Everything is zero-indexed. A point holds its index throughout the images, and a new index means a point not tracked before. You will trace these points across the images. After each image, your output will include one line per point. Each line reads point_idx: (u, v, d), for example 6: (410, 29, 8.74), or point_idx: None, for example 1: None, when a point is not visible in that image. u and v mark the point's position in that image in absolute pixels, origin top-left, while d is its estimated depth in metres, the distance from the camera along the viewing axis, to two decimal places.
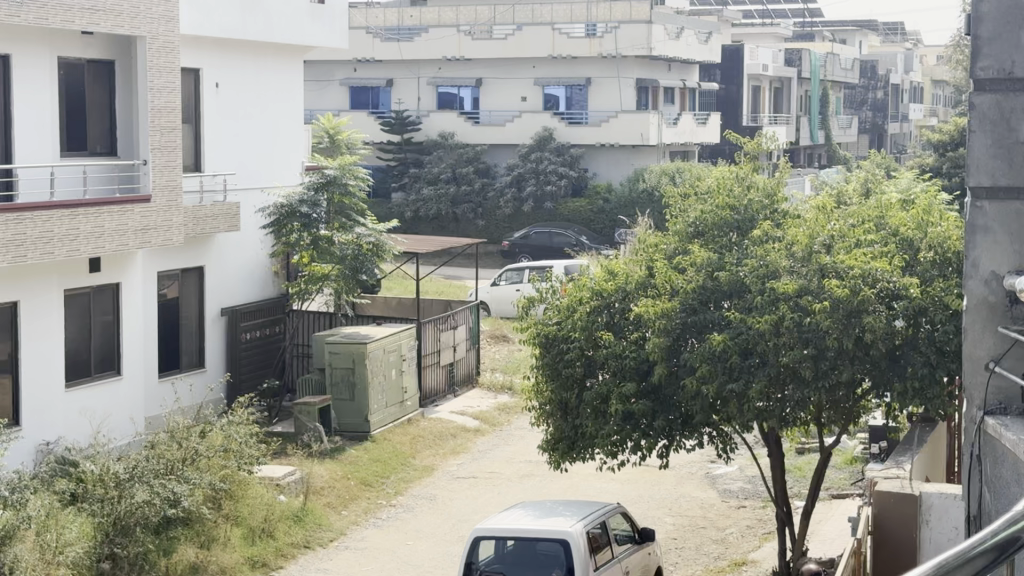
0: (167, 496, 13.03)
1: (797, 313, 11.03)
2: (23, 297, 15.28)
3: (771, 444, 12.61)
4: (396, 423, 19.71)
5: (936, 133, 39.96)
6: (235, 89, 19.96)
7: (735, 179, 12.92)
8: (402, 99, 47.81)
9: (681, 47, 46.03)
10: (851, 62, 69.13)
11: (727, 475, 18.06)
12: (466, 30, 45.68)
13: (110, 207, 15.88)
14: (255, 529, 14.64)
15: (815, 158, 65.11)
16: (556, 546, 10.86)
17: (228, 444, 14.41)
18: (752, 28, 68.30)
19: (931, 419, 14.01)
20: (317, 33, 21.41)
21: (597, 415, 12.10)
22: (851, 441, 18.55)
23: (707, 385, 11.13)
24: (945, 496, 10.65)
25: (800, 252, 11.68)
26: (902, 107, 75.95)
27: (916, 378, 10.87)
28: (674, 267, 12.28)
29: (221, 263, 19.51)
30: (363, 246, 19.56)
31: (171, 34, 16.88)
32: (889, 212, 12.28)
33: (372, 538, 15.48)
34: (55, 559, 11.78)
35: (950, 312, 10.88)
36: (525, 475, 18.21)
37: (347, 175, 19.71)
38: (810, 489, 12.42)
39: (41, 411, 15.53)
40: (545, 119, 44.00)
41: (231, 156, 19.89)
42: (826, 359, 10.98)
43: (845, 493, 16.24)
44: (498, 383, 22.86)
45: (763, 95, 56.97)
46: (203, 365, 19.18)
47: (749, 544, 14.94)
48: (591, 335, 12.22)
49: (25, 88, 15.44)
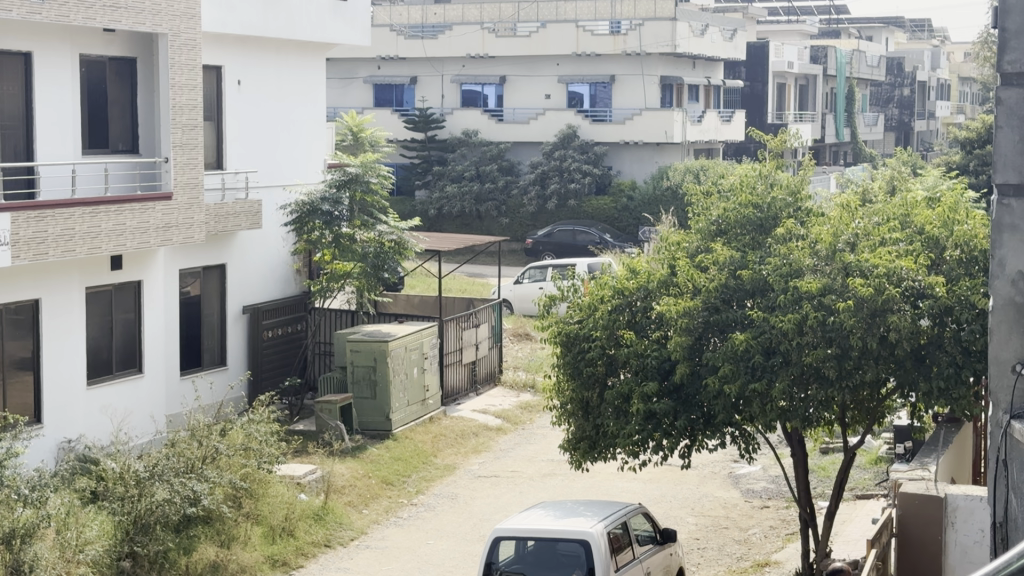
0: (187, 495, 12.88)
1: (821, 313, 10.91)
2: (45, 293, 15.24)
3: (794, 444, 12.49)
4: (418, 421, 19.63)
5: (963, 130, 39.68)
6: (257, 87, 19.94)
7: (758, 176, 12.71)
8: (426, 96, 47.75)
9: (706, 44, 45.79)
10: (877, 59, 68.74)
11: (750, 474, 17.94)
12: (490, 28, 45.61)
13: (131, 205, 15.85)
14: (276, 528, 14.62)
15: (840, 155, 64.79)
16: (576, 546, 10.75)
17: (249, 442, 14.41)
18: (777, 25, 68.12)
19: (956, 419, 13.85)
20: (340, 30, 21.34)
21: (618, 414, 12.00)
22: (876, 440, 18.38)
23: (729, 385, 11.04)
24: (971, 498, 10.54)
25: (824, 251, 11.53)
26: (928, 104, 75.53)
27: (941, 377, 10.74)
28: (696, 265, 12.17)
29: (243, 261, 19.49)
30: (384, 244, 19.47)
31: (192, 32, 16.81)
32: (914, 210, 12.14)
33: (393, 537, 15.42)
34: (74, 557, 11.75)
35: (977, 312, 10.73)
36: (548, 474, 18.13)
37: (370, 173, 19.63)
38: (833, 490, 12.28)
39: (63, 410, 15.55)
40: (569, 117, 43.88)
41: (253, 153, 19.85)
42: (849, 358, 10.87)
43: (869, 493, 16.10)
44: (520, 381, 22.78)
45: (788, 92, 56.71)
46: (225, 363, 19.17)
47: (772, 545, 14.82)
48: (612, 334, 12.13)
49: (48, 86, 15.44)
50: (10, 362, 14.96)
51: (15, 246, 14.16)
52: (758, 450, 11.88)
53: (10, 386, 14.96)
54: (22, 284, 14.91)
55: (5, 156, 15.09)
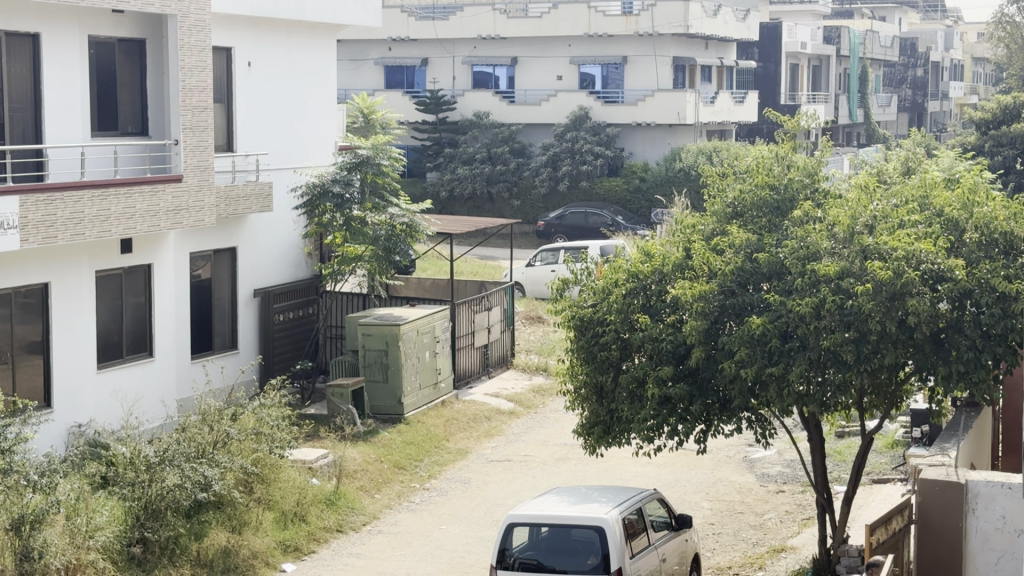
0: (199, 480, 12.85)
1: (839, 296, 10.75)
2: (55, 278, 15.14)
3: (811, 430, 12.32)
4: (430, 405, 19.48)
5: (979, 111, 39.29)
6: (268, 69, 19.81)
7: (774, 158, 12.51)
8: (437, 79, 47.54)
9: (719, 25, 45.55)
10: (891, 39, 68.38)
11: (765, 459, 17.84)
12: (501, 8, 45.29)
13: (141, 188, 15.74)
14: (287, 513, 14.47)
15: (853, 136, 64.53)
16: (590, 533, 10.60)
17: (260, 427, 14.30)
18: (790, 6, 67.80)
19: (975, 403, 13.62)
20: (351, 10, 21.16)
21: (632, 399, 11.88)
22: (893, 424, 18.25)
23: (746, 369, 10.88)
24: (993, 484, 9.98)
25: (842, 233, 11.35)
26: (941, 85, 75.28)
27: (961, 361, 10.62)
28: (712, 247, 12.01)
29: (254, 243, 19.36)
30: (395, 226, 19.32)
31: (202, 13, 16.66)
32: (933, 191, 12.01)
33: (405, 523, 15.32)
34: (85, 543, 11.70)
35: (997, 295, 10.65)
36: (561, 459, 18.02)
37: (380, 155, 19.52)
38: (850, 475, 12.12)
39: (74, 394, 15.48)
40: (580, 99, 43.78)
41: (263, 135, 19.71)
42: (868, 342, 10.72)
43: (887, 477, 15.96)
44: (533, 364, 22.68)
45: (802, 72, 56.38)
46: (235, 347, 19.06)
47: (788, 530, 14.69)
48: (626, 318, 11.92)
49: (58, 67, 15.30)
50: (20, 346, 14.86)
51: (25, 229, 14.03)
52: (775, 435, 11.72)
53: (21, 369, 14.87)
54: (32, 269, 14.81)
55: (14, 139, 14.98)
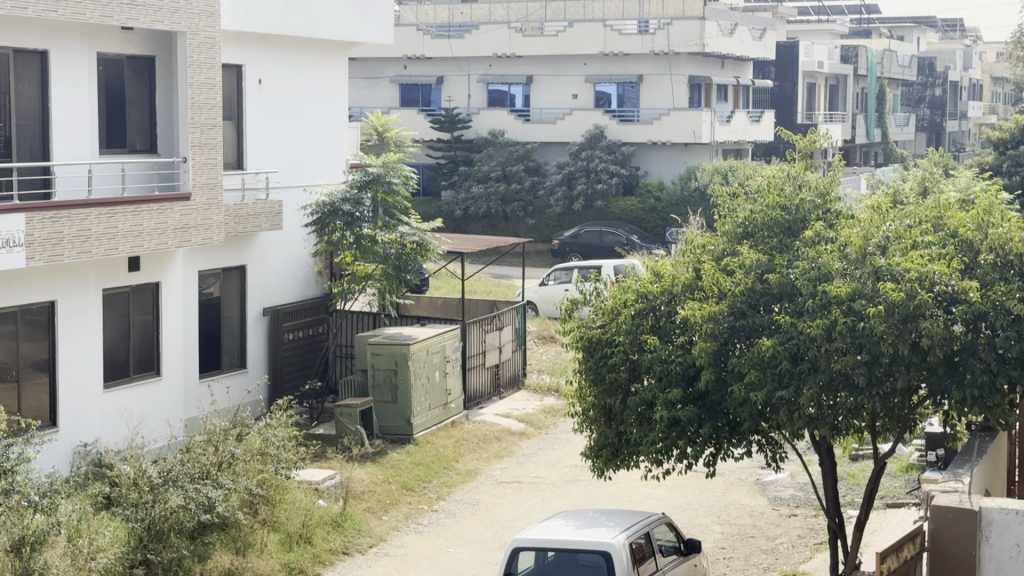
0: (201, 501, 12.59)
1: (850, 318, 10.56)
2: (60, 295, 15.01)
3: (822, 454, 12.10)
4: (440, 425, 19.36)
5: (998, 131, 39.07)
6: (278, 86, 19.69)
7: (786, 178, 12.35)
8: (452, 97, 47.52)
9: (735, 44, 45.41)
10: (909, 58, 68.17)
11: (778, 482, 17.65)
12: (517, 27, 45.27)
13: (150, 206, 15.63)
14: (292, 535, 14.33)
15: (872, 156, 64.26)
16: (598, 557, 10.42)
17: (266, 447, 14.01)
18: (807, 26, 67.61)
19: (990, 428, 13.44)
20: (360, 28, 20.99)
21: (641, 421, 11.69)
22: (908, 447, 18.02)
23: (756, 393, 10.69)
24: (1005, 511, 9.56)
25: (853, 254, 11.19)
26: (958, 104, 75.22)
27: (975, 386, 10.42)
28: (722, 268, 11.84)
29: (263, 262, 19.25)
30: (406, 246, 19.10)
31: (211, 30, 16.54)
32: (948, 212, 11.84)
33: (412, 545, 15.16)
34: (85, 565, 11.49)
35: (1011, 318, 10.46)
36: (571, 480, 17.86)
37: (391, 173, 19.34)
38: (863, 499, 11.85)
39: (77, 412, 15.32)
40: (596, 117, 43.41)
41: (274, 153, 19.62)
42: (881, 365, 10.52)
43: (900, 502, 15.77)
44: (544, 385, 22.51)
45: (818, 92, 56.26)
46: (245, 366, 18.97)
47: (801, 555, 14.47)
48: (635, 339, 11.74)
49: (65, 84, 15.22)
50: (27, 364, 14.76)
51: (31, 247, 13.94)
52: (785, 458, 11.52)
53: (26, 388, 14.75)
54: (35, 285, 14.67)
55: (21, 156, 14.89)
